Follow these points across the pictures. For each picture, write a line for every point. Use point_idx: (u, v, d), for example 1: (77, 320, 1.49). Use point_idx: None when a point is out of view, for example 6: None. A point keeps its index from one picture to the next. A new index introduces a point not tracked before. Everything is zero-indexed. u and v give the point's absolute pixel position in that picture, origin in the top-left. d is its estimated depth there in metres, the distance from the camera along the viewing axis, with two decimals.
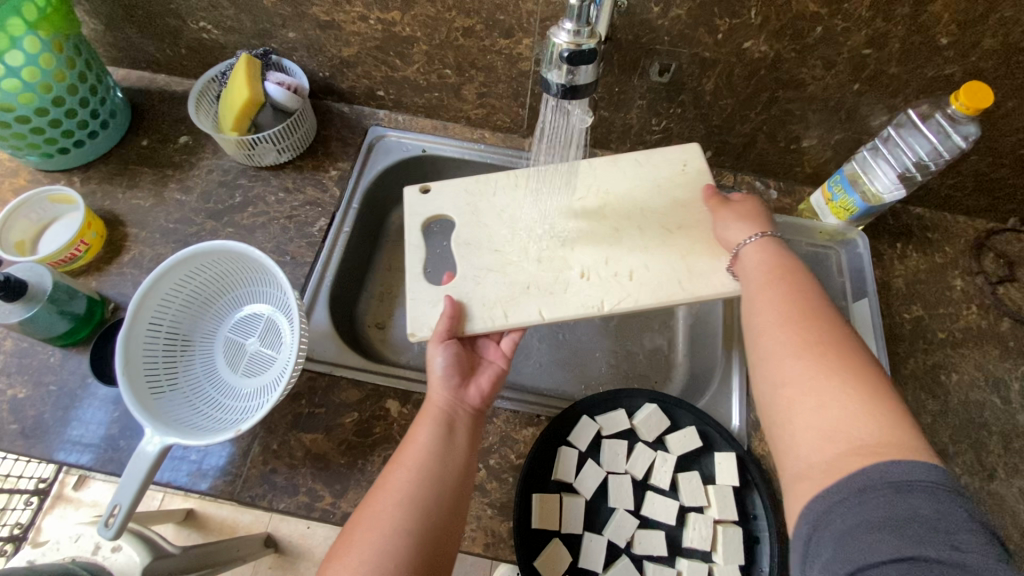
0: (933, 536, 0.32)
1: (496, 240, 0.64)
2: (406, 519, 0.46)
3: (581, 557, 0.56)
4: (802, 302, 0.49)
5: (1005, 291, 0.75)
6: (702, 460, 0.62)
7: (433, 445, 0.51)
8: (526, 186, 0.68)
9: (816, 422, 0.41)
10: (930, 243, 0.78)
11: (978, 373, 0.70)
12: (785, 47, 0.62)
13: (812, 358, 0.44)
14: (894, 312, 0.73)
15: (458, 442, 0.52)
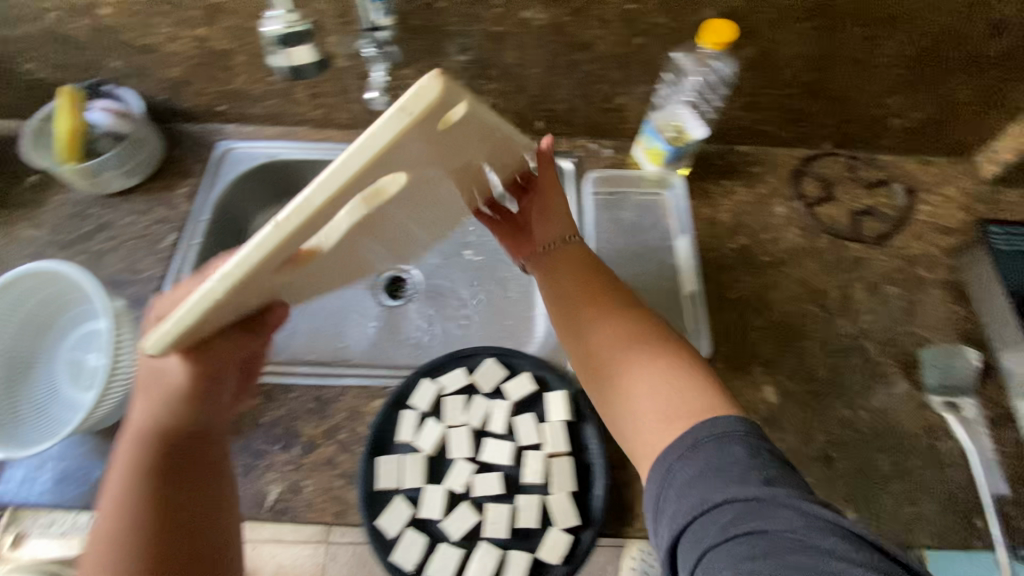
0: (741, 476, 0.42)
1: (359, 224, 0.44)
2: None
3: (424, 508, 0.59)
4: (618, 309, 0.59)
5: (822, 210, 0.81)
6: (538, 401, 0.66)
7: (155, 511, 0.44)
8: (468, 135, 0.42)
9: (653, 396, 0.52)
10: (754, 177, 0.84)
11: (799, 288, 0.75)
12: (560, 12, 0.67)
13: (619, 350, 0.56)
14: (721, 243, 0.78)
15: (182, 482, 0.46)
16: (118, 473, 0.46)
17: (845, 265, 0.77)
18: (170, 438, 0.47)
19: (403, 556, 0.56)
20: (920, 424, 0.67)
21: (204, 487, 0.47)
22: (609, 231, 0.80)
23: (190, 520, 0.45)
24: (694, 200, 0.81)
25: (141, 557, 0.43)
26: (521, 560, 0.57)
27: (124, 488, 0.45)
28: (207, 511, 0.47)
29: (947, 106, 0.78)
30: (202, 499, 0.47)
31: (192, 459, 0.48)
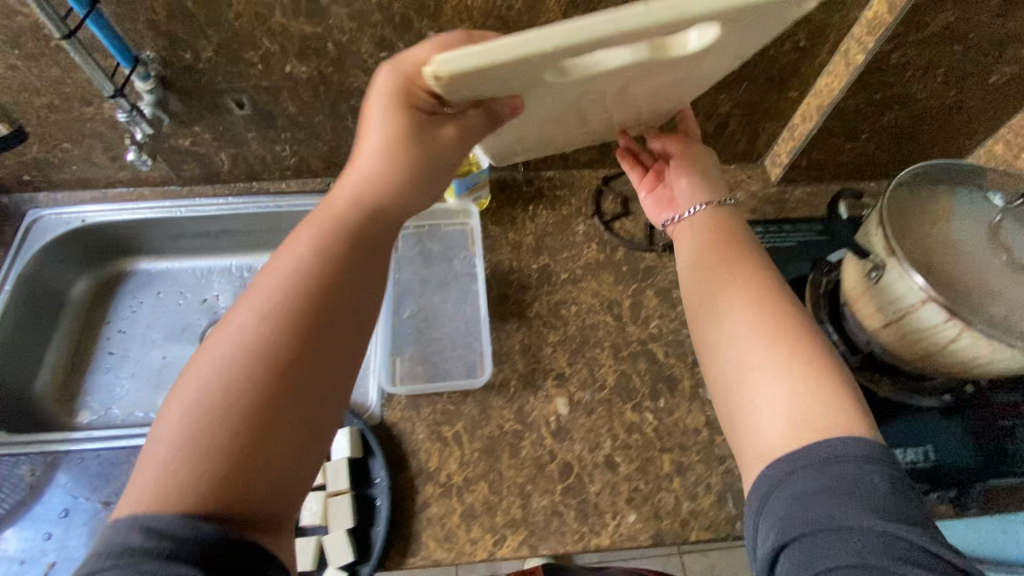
0: (901, 502, 0.41)
1: (569, 97, 0.51)
2: (251, 375, 0.39)
3: None
4: (749, 282, 0.57)
5: (620, 225, 0.86)
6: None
7: (268, 320, 0.42)
8: (767, 21, 0.43)
9: (774, 392, 0.50)
10: (558, 199, 0.89)
11: (594, 300, 0.79)
12: (320, 65, 0.70)
13: (780, 335, 0.52)
14: (522, 265, 0.82)
15: (341, 295, 0.44)
16: (273, 267, 0.45)
17: (638, 274, 0.81)
18: (371, 221, 0.49)
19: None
20: (702, 420, 0.70)
21: (341, 315, 0.44)
22: (415, 262, 0.82)
23: (322, 348, 0.42)
24: (499, 226, 0.86)
25: (241, 365, 0.40)
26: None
27: (292, 284, 0.44)
28: (345, 338, 0.44)
29: (718, 120, 0.84)
30: (327, 326, 0.43)
31: (338, 277, 0.45)
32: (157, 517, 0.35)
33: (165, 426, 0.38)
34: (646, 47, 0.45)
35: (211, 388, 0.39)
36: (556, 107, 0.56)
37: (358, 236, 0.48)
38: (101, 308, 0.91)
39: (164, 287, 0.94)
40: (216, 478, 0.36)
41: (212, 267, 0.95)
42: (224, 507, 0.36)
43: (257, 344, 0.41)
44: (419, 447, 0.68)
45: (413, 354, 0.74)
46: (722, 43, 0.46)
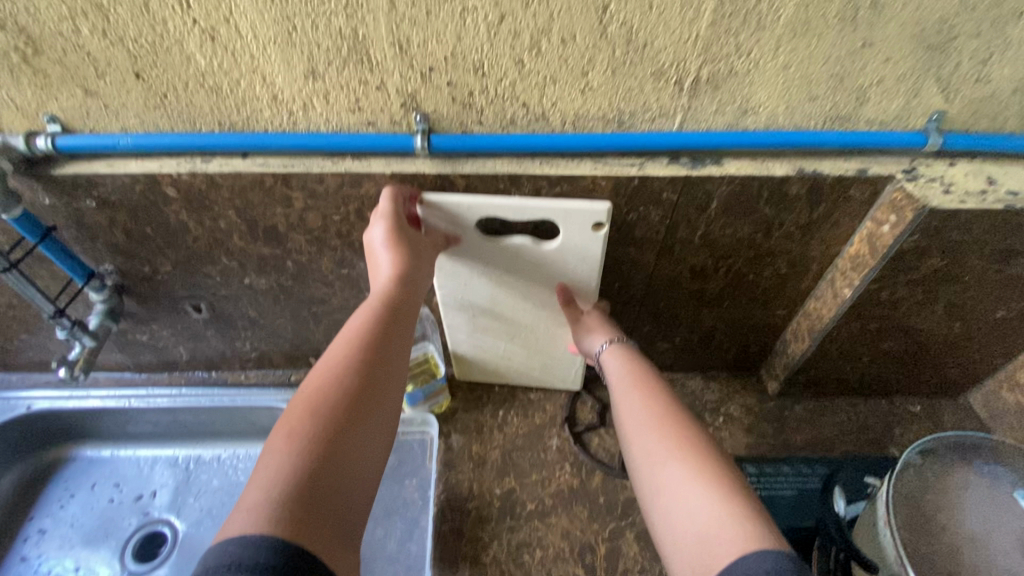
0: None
1: (503, 262, 0.64)
2: (324, 417, 0.43)
3: None
4: (668, 402, 0.57)
5: (597, 442, 0.77)
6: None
7: (355, 368, 0.47)
8: (581, 232, 0.59)
9: (689, 510, 0.47)
10: (532, 404, 0.81)
11: (563, 544, 0.68)
12: (280, 278, 0.69)
13: (694, 453, 0.50)
14: (484, 489, 0.72)
15: (390, 344, 0.50)
16: (359, 323, 0.51)
17: (617, 510, 0.71)
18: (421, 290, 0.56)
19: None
20: None
21: (392, 360, 0.50)
22: None
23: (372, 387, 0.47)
24: (463, 436, 0.78)
25: (334, 404, 0.44)
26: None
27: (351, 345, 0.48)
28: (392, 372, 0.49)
29: (703, 332, 0.78)
30: (392, 387, 0.48)
31: (403, 338, 0.51)
32: (269, 536, 0.35)
33: (278, 448, 0.41)
34: (533, 243, 0.62)
35: (319, 415, 0.43)
36: (494, 333, 0.74)
37: (414, 311, 0.54)
38: (25, 502, 0.83)
39: (99, 479, 0.85)
40: (318, 503, 0.38)
41: (157, 456, 0.87)
42: (311, 536, 0.37)
43: (352, 388, 0.45)
44: None
45: None
46: (572, 251, 0.62)
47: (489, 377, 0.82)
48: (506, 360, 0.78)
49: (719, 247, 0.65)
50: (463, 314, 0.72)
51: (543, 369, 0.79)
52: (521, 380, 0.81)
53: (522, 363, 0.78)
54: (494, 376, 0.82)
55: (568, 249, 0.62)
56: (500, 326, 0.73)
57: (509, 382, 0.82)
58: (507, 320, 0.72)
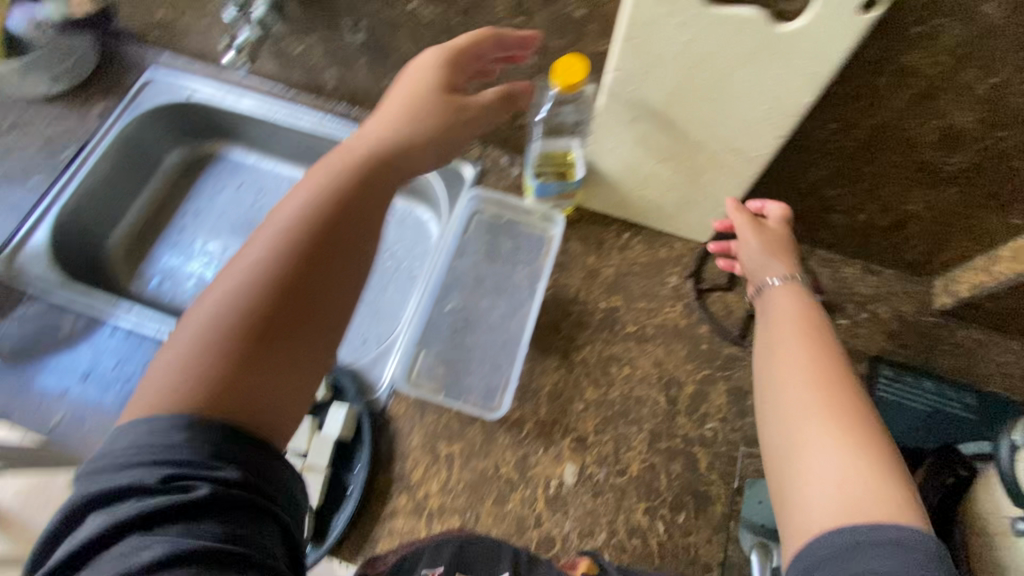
0: None
1: (713, 46, 0.51)
2: (252, 296, 0.41)
3: None
4: (829, 360, 0.51)
5: (719, 295, 0.72)
6: (325, 408, 0.67)
7: (285, 242, 0.44)
8: (841, 11, 0.45)
9: (819, 475, 0.44)
10: (660, 236, 0.75)
11: (652, 370, 0.68)
12: (448, 12, 0.61)
13: (847, 423, 0.46)
14: (590, 299, 0.72)
15: (332, 223, 0.46)
16: (301, 199, 0.47)
17: (717, 360, 0.69)
18: (377, 172, 0.50)
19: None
20: (718, 557, 0.60)
21: (336, 248, 0.46)
22: (478, 254, 0.74)
23: (308, 283, 0.43)
24: (582, 243, 0.74)
25: (257, 280, 0.42)
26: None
27: (291, 223, 0.45)
28: (330, 258, 0.45)
29: (896, 217, 0.65)
30: (336, 271, 0.45)
31: (351, 234, 0.47)
32: (174, 415, 0.37)
33: (206, 303, 0.42)
34: (765, 23, 0.48)
35: (244, 288, 0.42)
36: (651, 149, 0.64)
37: (374, 187, 0.50)
38: (187, 181, 0.92)
39: (245, 182, 0.93)
40: (235, 365, 0.39)
41: (294, 178, 0.93)
42: (236, 405, 0.38)
43: (278, 268, 0.43)
44: (410, 452, 0.64)
45: (438, 354, 0.69)
46: (814, 38, 0.47)
47: (614, 209, 0.74)
48: (646, 191, 0.70)
49: (1004, 109, 0.49)
50: (624, 113, 0.61)
51: (682, 208, 0.71)
52: (650, 217, 0.74)
53: (663, 195, 0.70)
54: (622, 209, 0.74)
55: (805, 36, 0.47)
56: (658, 139, 0.62)
57: (634, 218, 0.74)
58: (676, 133, 0.61)
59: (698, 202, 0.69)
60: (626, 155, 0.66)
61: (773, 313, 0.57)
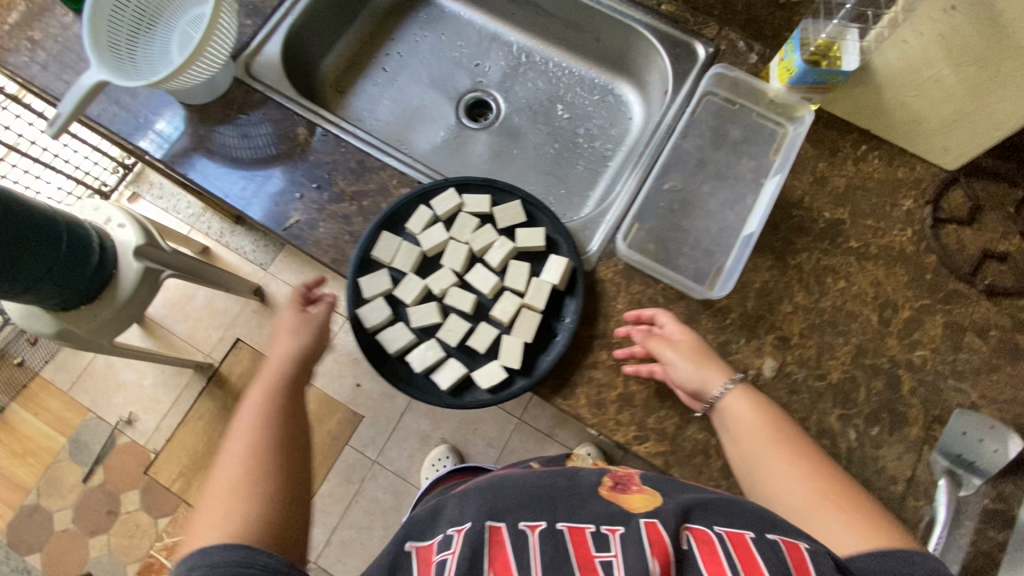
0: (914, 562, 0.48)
1: None
2: (250, 459, 0.58)
3: (402, 287, 0.69)
4: (781, 444, 0.56)
5: (954, 230, 0.68)
6: (543, 257, 0.69)
7: (256, 424, 0.61)
8: None
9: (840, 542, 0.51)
10: (900, 156, 0.70)
11: (868, 288, 0.66)
12: None
13: (845, 502, 0.53)
14: (815, 206, 0.69)
15: (284, 408, 0.63)
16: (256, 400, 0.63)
17: (939, 292, 0.66)
18: (298, 384, 0.66)
19: (367, 314, 0.66)
20: (905, 473, 0.61)
21: (290, 414, 0.63)
22: (704, 138, 0.71)
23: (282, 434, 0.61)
24: (815, 148, 0.70)
25: (267, 455, 0.58)
26: (455, 372, 0.65)
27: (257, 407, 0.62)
28: (287, 418, 0.62)
29: None
30: (298, 421, 0.63)
31: (292, 396, 0.64)
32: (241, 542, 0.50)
33: (220, 496, 0.55)
34: None
35: (251, 469, 0.57)
36: (948, 47, 0.58)
37: (295, 393, 0.65)
38: (393, 20, 0.92)
39: (448, 31, 0.91)
40: (267, 477, 0.57)
41: (497, 35, 0.90)
42: (273, 535, 0.53)
43: (264, 446, 0.59)
44: (614, 315, 0.66)
45: (652, 230, 0.69)
46: None
47: (858, 117, 0.70)
48: (911, 99, 0.65)
49: None
50: None
51: (942, 127, 0.65)
52: (898, 132, 0.69)
53: (929, 108, 0.64)
54: (868, 117, 0.69)
55: None
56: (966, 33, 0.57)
57: (878, 126, 0.70)
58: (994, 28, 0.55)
59: (967, 124, 0.63)
60: (913, 50, 0.60)
61: (735, 426, 0.58)
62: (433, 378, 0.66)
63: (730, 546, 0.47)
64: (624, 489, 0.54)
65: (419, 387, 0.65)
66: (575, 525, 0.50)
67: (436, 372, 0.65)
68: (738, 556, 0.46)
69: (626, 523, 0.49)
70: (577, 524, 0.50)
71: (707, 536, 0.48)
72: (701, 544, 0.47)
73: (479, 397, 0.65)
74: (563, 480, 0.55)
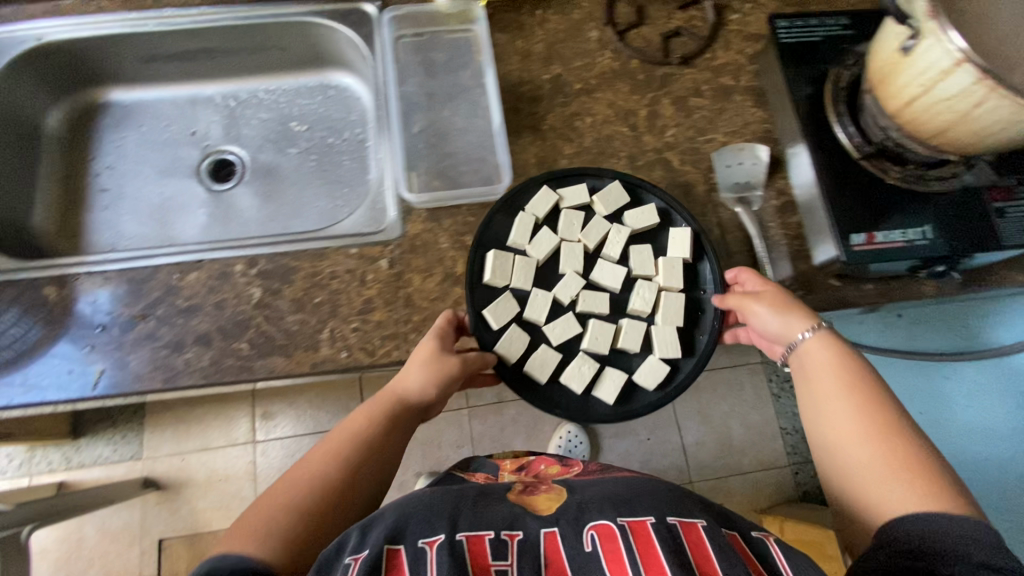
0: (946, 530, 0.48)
1: None
2: (308, 493, 0.57)
3: (531, 306, 0.69)
4: (850, 389, 0.57)
5: (635, 34, 0.80)
6: (651, 236, 0.73)
7: (332, 470, 0.59)
8: None
9: (876, 487, 0.53)
10: (568, 3, 0.81)
11: (609, 112, 0.77)
12: None
13: (912, 454, 0.53)
14: (534, 76, 0.77)
15: (369, 453, 0.61)
16: (338, 436, 0.62)
17: (654, 83, 0.78)
18: (393, 429, 0.63)
19: (509, 349, 0.66)
20: (715, 221, 0.73)
21: (366, 459, 0.61)
22: (420, 75, 0.76)
23: (344, 483, 0.59)
24: (505, 33, 0.79)
25: (322, 495, 0.57)
26: (613, 381, 0.68)
27: (345, 445, 0.61)
28: (375, 457, 0.61)
29: None
30: (358, 480, 0.60)
31: (373, 444, 0.62)
32: (241, 554, 0.51)
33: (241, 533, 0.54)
34: None
35: (289, 510, 0.55)
36: None
37: (387, 442, 0.63)
38: (80, 140, 0.85)
39: (144, 119, 0.87)
40: (312, 510, 0.56)
41: (194, 96, 0.88)
42: None
43: (325, 483, 0.58)
44: (445, 254, 0.69)
45: (428, 169, 0.73)
46: None
47: None
48: None
49: None
50: None
51: None
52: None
53: None
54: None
55: None
56: None
57: None
58: None
59: None
60: None
61: (812, 370, 0.60)
62: (595, 394, 0.69)
63: (631, 538, 0.57)
64: (532, 490, 0.66)
65: (583, 403, 0.68)
66: (474, 531, 0.56)
67: (597, 386, 0.68)
68: (637, 547, 0.55)
69: (523, 525, 0.58)
70: (476, 532, 0.56)
71: (611, 531, 0.57)
72: (603, 541, 0.57)
73: (648, 397, 0.69)
74: (472, 493, 0.62)
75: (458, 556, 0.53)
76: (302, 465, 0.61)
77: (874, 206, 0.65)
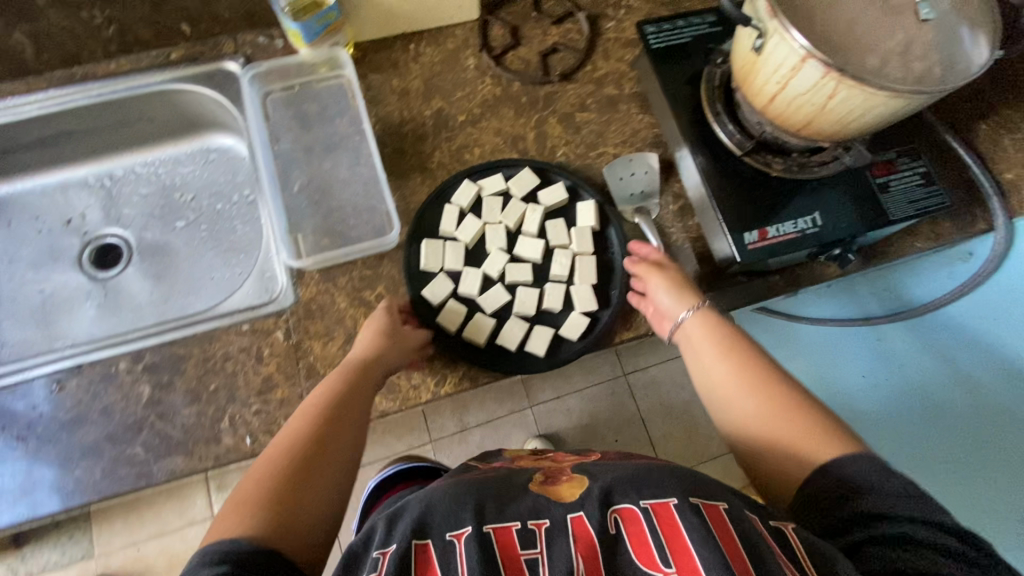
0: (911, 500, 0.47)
1: None
2: (272, 468, 0.52)
3: (461, 283, 0.69)
4: (739, 357, 0.59)
5: (513, 56, 0.79)
6: (568, 209, 0.73)
7: (306, 432, 0.55)
8: None
9: (781, 441, 0.54)
10: (441, 33, 0.79)
11: (497, 139, 0.75)
12: None
13: (796, 406, 0.55)
14: (415, 114, 0.75)
15: (335, 417, 0.56)
16: (308, 404, 0.57)
17: (539, 103, 0.77)
18: (360, 385, 0.58)
19: (446, 319, 0.67)
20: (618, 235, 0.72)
21: (339, 425, 0.56)
22: (293, 130, 0.76)
23: (314, 450, 0.54)
24: (379, 74, 0.76)
25: (290, 463, 0.52)
26: (545, 335, 0.68)
27: (301, 417, 0.56)
28: (340, 423, 0.56)
29: None
30: (336, 442, 0.55)
31: (348, 409, 0.57)
32: (226, 532, 0.46)
33: (226, 511, 0.49)
34: None
35: (265, 479, 0.51)
36: None
37: (349, 402, 0.57)
38: None
39: (14, 215, 0.81)
40: (279, 481, 0.51)
41: (66, 182, 0.83)
42: (303, 530, 0.49)
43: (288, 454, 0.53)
44: (345, 315, 0.66)
45: (316, 227, 0.72)
46: None
47: (388, 28, 0.77)
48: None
49: None
50: None
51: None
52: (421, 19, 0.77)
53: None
54: (390, 24, 0.76)
55: None
56: None
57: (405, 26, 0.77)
58: None
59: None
60: None
61: (697, 347, 0.61)
62: (526, 351, 0.68)
63: (655, 519, 0.47)
64: (555, 480, 0.54)
65: (519, 362, 0.68)
66: (501, 523, 0.48)
67: (528, 343, 0.68)
68: (663, 533, 0.46)
69: (550, 513, 0.49)
70: (504, 523, 0.48)
71: (635, 513, 0.48)
72: (628, 525, 0.48)
73: (574, 346, 0.68)
74: (494, 482, 0.54)
75: (484, 551, 0.46)
76: (277, 441, 0.54)
77: (764, 202, 0.66)
